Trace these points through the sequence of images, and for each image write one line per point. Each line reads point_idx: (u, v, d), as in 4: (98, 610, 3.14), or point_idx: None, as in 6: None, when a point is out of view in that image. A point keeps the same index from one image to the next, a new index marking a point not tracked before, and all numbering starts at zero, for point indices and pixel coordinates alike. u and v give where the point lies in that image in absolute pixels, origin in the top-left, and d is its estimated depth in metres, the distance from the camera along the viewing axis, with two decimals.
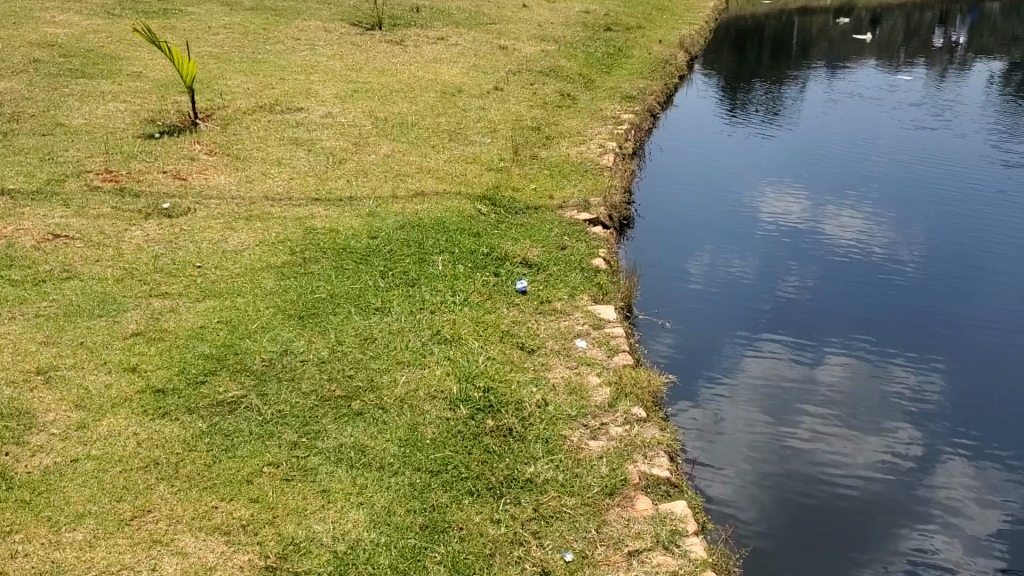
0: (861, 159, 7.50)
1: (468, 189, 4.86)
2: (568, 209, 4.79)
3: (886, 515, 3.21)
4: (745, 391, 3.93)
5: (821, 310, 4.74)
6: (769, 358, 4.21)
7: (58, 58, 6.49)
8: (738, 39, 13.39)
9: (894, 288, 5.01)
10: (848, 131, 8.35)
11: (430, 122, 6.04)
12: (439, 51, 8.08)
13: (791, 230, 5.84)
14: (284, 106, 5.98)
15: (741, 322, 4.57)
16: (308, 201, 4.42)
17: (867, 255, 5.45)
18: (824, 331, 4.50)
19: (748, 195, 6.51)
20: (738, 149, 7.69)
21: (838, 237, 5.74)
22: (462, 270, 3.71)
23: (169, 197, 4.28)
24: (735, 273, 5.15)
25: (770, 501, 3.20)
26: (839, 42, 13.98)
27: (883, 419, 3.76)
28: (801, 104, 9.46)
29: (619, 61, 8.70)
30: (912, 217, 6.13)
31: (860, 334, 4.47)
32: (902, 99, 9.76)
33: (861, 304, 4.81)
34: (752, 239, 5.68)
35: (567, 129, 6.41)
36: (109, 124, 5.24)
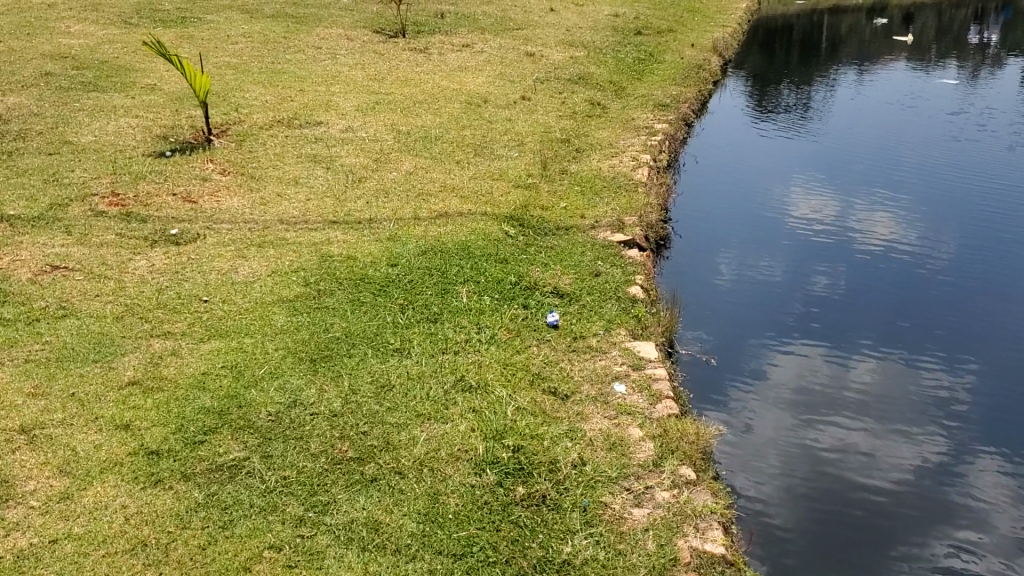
0: (893, 157, 7.28)
1: (494, 209, 4.58)
2: (601, 230, 4.49)
3: (915, 518, 3.09)
4: (771, 392, 3.81)
5: (852, 311, 4.58)
6: (799, 363, 4.06)
7: (72, 70, 6.30)
8: (766, 39, 13.05)
9: (928, 288, 4.84)
10: (878, 130, 8.12)
11: (455, 135, 5.77)
12: (464, 59, 7.81)
13: (820, 230, 5.68)
14: (302, 120, 5.73)
15: (769, 325, 4.41)
16: (324, 225, 4.16)
17: (900, 255, 5.27)
18: (856, 335, 4.34)
19: (775, 194, 6.37)
20: (766, 149, 7.54)
21: (867, 234, 5.59)
22: (488, 302, 3.42)
23: (177, 222, 4.03)
24: (761, 273, 5.03)
25: (795, 506, 3.09)
26: (869, 40, 13.62)
27: (917, 424, 3.60)
28: (832, 104, 9.16)
29: (650, 67, 8.38)
30: (945, 215, 5.94)
31: (894, 337, 4.30)
32: (938, 99, 9.40)
33: (893, 304, 4.64)
34: (781, 241, 5.50)
35: (598, 141, 6.10)
36: (120, 141, 5.01)
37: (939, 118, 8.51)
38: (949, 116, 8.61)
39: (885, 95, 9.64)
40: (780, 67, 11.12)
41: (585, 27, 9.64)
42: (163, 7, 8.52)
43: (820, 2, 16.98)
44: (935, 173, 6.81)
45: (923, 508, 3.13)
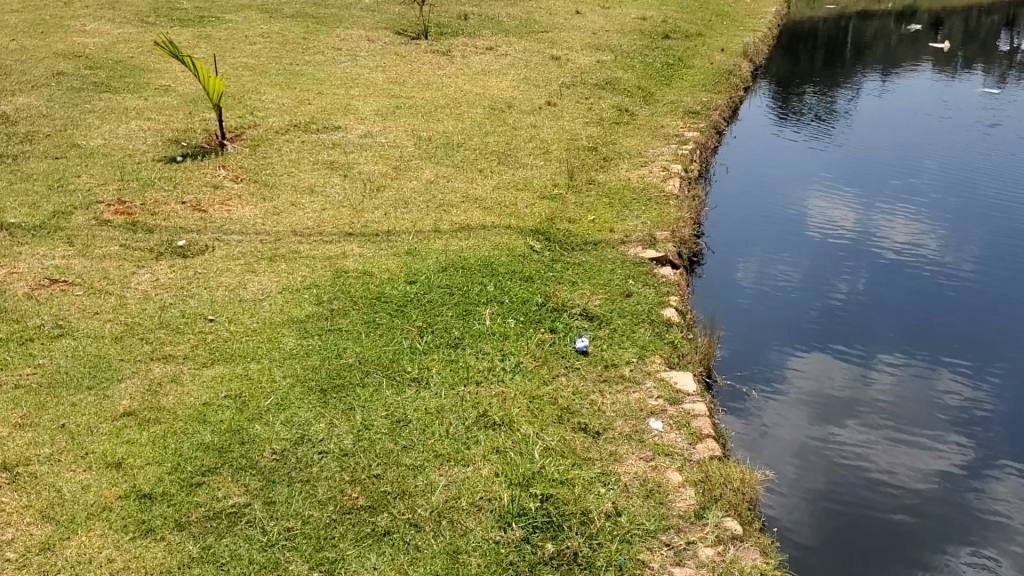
0: (918, 159, 7.10)
1: (519, 221, 4.35)
2: (631, 245, 4.24)
3: (936, 525, 2.95)
4: (790, 394, 3.67)
5: (874, 313, 4.43)
6: (819, 364, 3.92)
7: (85, 70, 6.12)
8: (791, 42, 12.79)
9: (954, 292, 4.69)
10: (904, 133, 7.94)
11: (477, 141, 5.55)
12: (488, 62, 7.59)
13: (842, 231, 5.53)
14: (319, 124, 5.52)
15: (790, 326, 4.27)
16: (340, 238, 3.94)
17: (925, 258, 5.12)
18: (878, 337, 4.20)
19: (796, 195, 6.23)
20: (788, 149, 7.39)
21: (889, 236, 5.45)
22: (513, 325, 3.19)
23: (184, 232, 3.83)
24: (781, 274, 4.89)
25: (814, 507, 2.96)
26: (896, 45, 13.33)
27: (943, 430, 3.46)
28: (857, 107, 8.94)
29: (679, 72, 8.13)
30: (970, 219, 5.78)
31: (918, 341, 4.16)
32: (966, 104, 9.15)
33: (916, 307, 4.50)
34: (801, 243, 5.36)
35: (626, 149, 5.86)
36: (129, 145, 4.81)
37: (965, 122, 8.33)
38: (976, 121, 8.40)
39: (911, 99, 9.37)
40: (805, 70, 10.88)
41: (611, 31, 9.41)
42: (181, 6, 8.35)
43: (848, 7, 16.67)
44: (961, 177, 6.63)
45: (947, 517, 2.99)
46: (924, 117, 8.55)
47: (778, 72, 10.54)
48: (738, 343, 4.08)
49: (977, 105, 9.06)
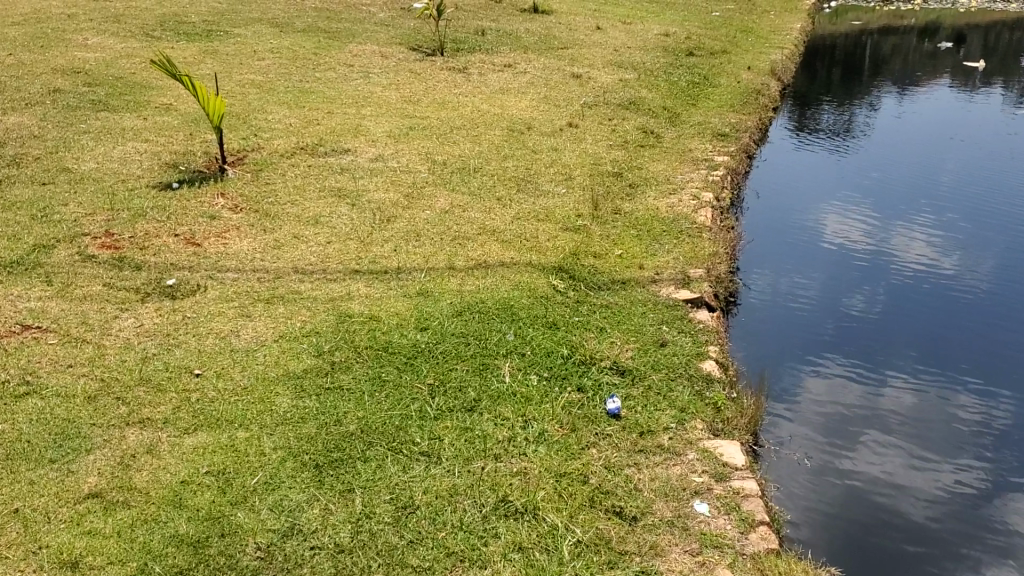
0: (936, 171, 6.95)
1: (541, 255, 4.00)
2: (663, 284, 3.89)
3: (956, 555, 2.82)
4: (803, 412, 3.54)
5: (889, 327, 4.29)
6: (833, 381, 3.79)
7: (83, 86, 5.83)
8: (813, 56, 12.46)
9: (972, 304, 4.54)
10: (924, 146, 7.77)
11: (495, 166, 5.21)
12: (506, 80, 7.27)
13: (858, 241, 5.38)
14: (327, 147, 5.20)
15: (803, 340, 4.13)
16: (345, 276, 3.61)
17: (943, 268, 4.96)
18: (894, 352, 4.06)
19: (812, 205, 6.08)
20: (804, 158, 7.23)
21: (905, 245, 5.31)
22: (536, 383, 2.83)
23: (175, 271, 3.51)
24: (794, 284, 4.74)
25: (830, 535, 2.82)
26: (920, 61, 12.99)
27: (955, 452, 3.34)
28: (880, 122, 8.66)
29: (705, 92, 7.79)
30: (989, 229, 5.62)
31: (934, 357, 4.02)
32: (988, 118, 8.89)
33: (933, 321, 4.35)
34: (816, 253, 5.22)
35: (653, 175, 5.51)
36: (123, 170, 4.50)
37: (985, 135, 8.16)
38: (996, 135, 8.18)
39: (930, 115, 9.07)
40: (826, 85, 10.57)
41: (632, 47, 9.08)
42: (189, 21, 8.08)
43: (871, 23, 16.33)
44: (980, 188, 6.47)
45: (958, 544, 2.88)
46: (942, 132, 8.28)
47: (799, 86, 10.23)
48: (751, 358, 3.94)
49: (1000, 120, 8.81)
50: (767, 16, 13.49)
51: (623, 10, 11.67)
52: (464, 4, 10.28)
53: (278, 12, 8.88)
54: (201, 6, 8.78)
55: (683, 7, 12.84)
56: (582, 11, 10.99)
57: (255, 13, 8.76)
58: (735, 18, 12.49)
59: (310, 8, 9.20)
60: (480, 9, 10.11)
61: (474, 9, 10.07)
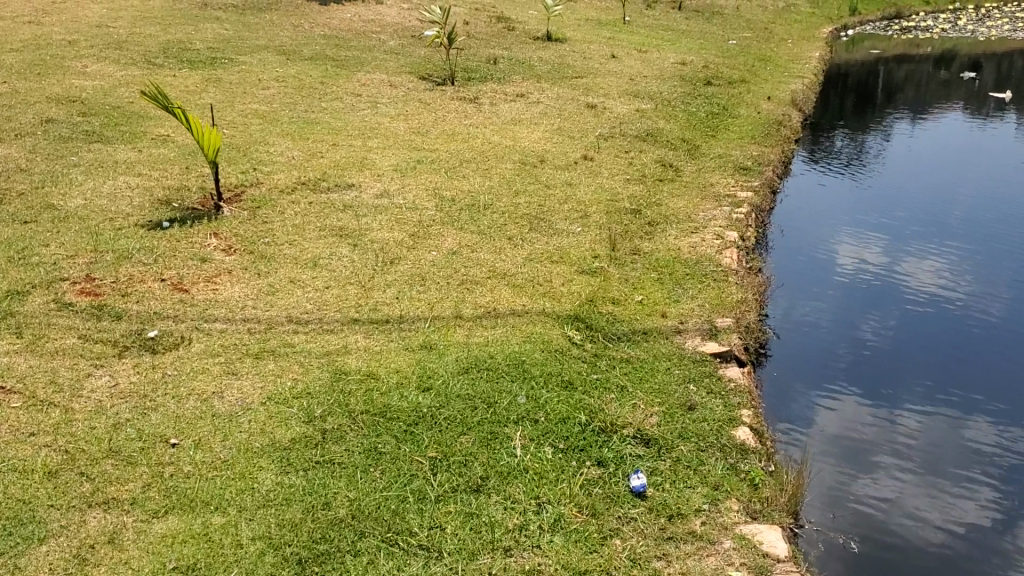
0: (948, 195, 6.86)
1: (556, 301, 3.71)
2: (688, 336, 3.60)
3: None
4: (816, 440, 3.44)
5: (902, 351, 4.20)
6: (846, 408, 3.69)
7: (78, 116, 5.60)
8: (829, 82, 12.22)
9: (988, 329, 4.42)
10: (937, 171, 7.66)
11: (506, 202, 4.93)
12: (519, 111, 7.02)
13: (871, 264, 5.27)
14: (330, 182, 4.93)
15: (815, 365, 4.02)
16: (343, 326, 3.33)
17: (959, 293, 4.84)
18: (909, 377, 3.97)
19: (824, 226, 5.99)
20: (816, 179, 7.14)
21: (918, 267, 5.22)
22: (550, 456, 2.54)
23: (159, 321, 3.24)
24: (807, 305, 4.64)
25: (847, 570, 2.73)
26: (938, 89, 12.76)
27: (970, 484, 3.26)
28: (897, 150, 8.47)
29: (724, 123, 7.52)
30: (1004, 254, 5.50)
31: (949, 384, 3.93)
32: (1002, 144, 8.76)
33: (947, 346, 4.26)
34: (828, 273, 5.11)
35: (673, 211, 5.23)
36: (112, 207, 4.25)
37: (997, 159, 8.08)
38: (1009, 160, 8.07)
39: (942, 142, 8.90)
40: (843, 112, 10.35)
41: (648, 76, 8.83)
42: (193, 48, 7.87)
43: (887, 51, 16.11)
44: (994, 211, 6.39)
45: None
46: (955, 158, 8.18)
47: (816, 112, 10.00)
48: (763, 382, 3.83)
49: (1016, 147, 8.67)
50: (784, 44, 13.24)
51: (638, 38, 11.45)
52: (475, 31, 10.06)
53: (285, 40, 8.67)
54: (207, 33, 8.59)
55: (699, 34, 12.62)
56: (596, 39, 10.77)
57: (262, 40, 8.55)
58: (752, 46, 12.25)
59: (318, 36, 8.99)
60: (492, 37, 9.89)
61: (486, 37, 9.85)
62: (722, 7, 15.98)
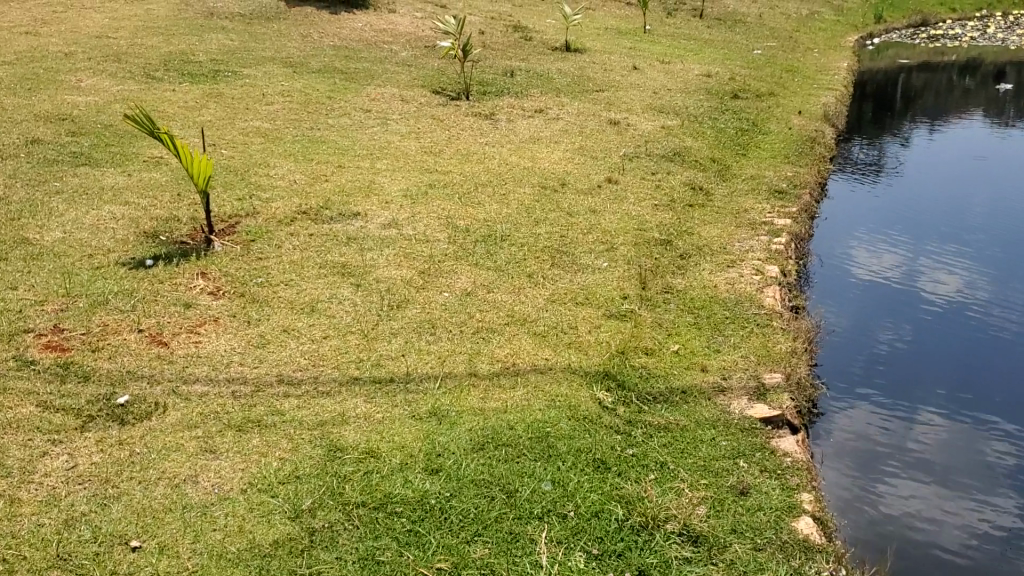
0: (965, 204, 6.78)
1: (582, 354, 3.30)
2: (733, 396, 3.18)
3: None
4: (831, 450, 3.39)
5: (917, 359, 4.15)
6: (862, 418, 3.65)
7: (67, 136, 5.23)
8: (858, 91, 11.78)
9: (1004, 339, 4.38)
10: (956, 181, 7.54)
11: (525, 233, 4.53)
12: (537, 128, 6.62)
13: (888, 273, 5.20)
14: (333, 210, 4.54)
15: (832, 373, 3.96)
16: (340, 387, 2.93)
17: (975, 304, 4.77)
18: (924, 388, 3.92)
19: (840, 232, 5.92)
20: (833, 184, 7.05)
21: (933, 276, 5.17)
22: (581, 567, 2.16)
23: (131, 383, 2.84)
24: (823, 312, 4.59)
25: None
26: (969, 98, 12.31)
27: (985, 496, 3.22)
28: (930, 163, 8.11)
29: (754, 140, 7.10)
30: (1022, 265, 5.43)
31: (965, 394, 3.88)
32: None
33: (962, 355, 4.22)
34: (843, 280, 5.06)
35: (706, 241, 4.81)
36: (92, 241, 3.86)
37: (1014, 166, 7.98)
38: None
39: (966, 151, 8.65)
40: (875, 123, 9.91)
41: (673, 89, 8.41)
42: (196, 60, 7.51)
43: (914, 58, 15.65)
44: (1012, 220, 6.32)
45: None
46: (972, 166, 8.06)
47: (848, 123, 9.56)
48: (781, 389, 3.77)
49: None
50: (811, 54, 12.79)
51: (660, 48, 11.03)
52: (490, 41, 9.67)
53: (293, 51, 8.30)
54: (212, 44, 8.23)
55: (722, 44, 12.19)
56: (616, 49, 10.35)
57: (269, 52, 8.18)
58: (777, 55, 11.81)
59: (327, 47, 8.62)
60: (508, 47, 9.50)
61: (502, 47, 9.46)
62: (744, 15, 15.54)
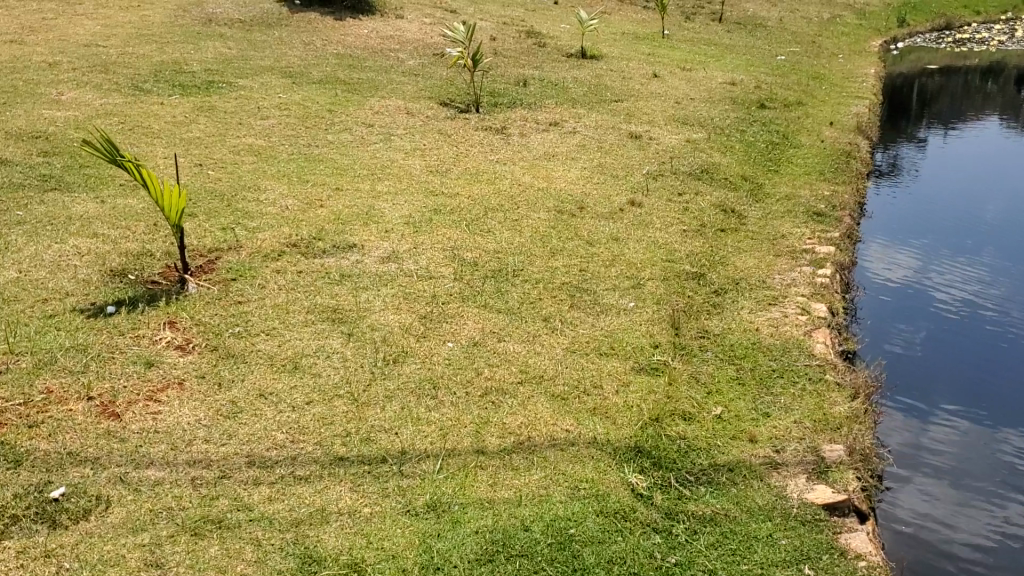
0: (979, 206, 6.68)
1: (609, 421, 2.81)
2: (789, 475, 2.70)
3: None
4: None
5: (931, 360, 4.07)
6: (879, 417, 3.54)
7: (38, 156, 4.78)
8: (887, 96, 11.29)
9: (1016, 339, 4.31)
10: (971, 183, 7.41)
11: (542, 266, 4.04)
12: (552, 143, 6.15)
13: (899, 274, 5.10)
14: (326, 241, 4.07)
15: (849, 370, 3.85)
16: (323, 470, 2.45)
17: (987, 305, 4.70)
18: (938, 389, 3.83)
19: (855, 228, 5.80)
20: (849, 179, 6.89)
21: (943, 278, 5.10)
22: None
23: (71, 469, 2.37)
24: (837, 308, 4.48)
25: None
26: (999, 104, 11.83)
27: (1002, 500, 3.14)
28: (960, 171, 7.78)
29: (786, 156, 6.60)
30: None
31: (979, 395, 3.80)
32: None
33: (975, 354, 4.14)
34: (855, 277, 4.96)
35: (742, 274, 4.32)
36: (49, 283, 3.40)
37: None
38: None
39: (982, 154, 8.45)
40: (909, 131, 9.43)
41: (696, 99, 7.92)
42: (188, 70, 7.06)
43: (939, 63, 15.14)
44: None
45: None
46: (985, 167, 7.95)
47: (883, 132, 9.07)
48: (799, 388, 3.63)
49: None
50: (836, 60, 12.28)
51: (679, 54, 10.54)
52: (502, 48, 9.20)
53: (293, 60, 7.85)
54: (208, 53, 7.79)
55: (743, 50, 11.69)
56: (634, 56, 9.87)
57: (267, 61, 7.73)
58: (801, 62, 11.30)
59: (330, 56, 8.17)
60: (520, 55, 9.02)
61: (514, 55, 8.98)
62: (764, 18, 15.03)
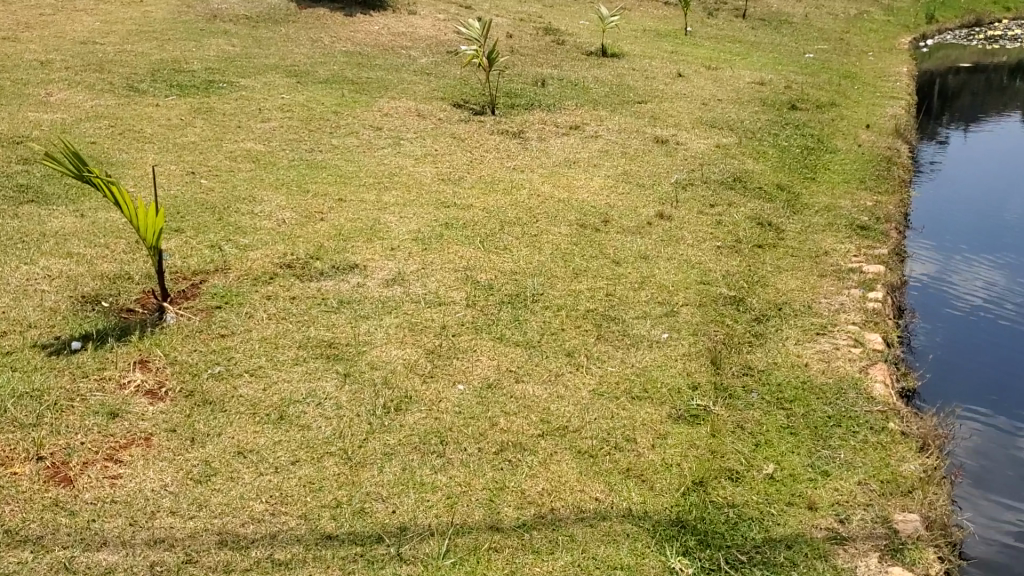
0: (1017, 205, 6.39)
1: (645, 487, 2.42)
2: (859, 552, 2.30)
3: None
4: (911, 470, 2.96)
5: (979, 369, 3.79)
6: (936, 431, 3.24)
7: (17, 164, 4.41)
8: (920, 94, 10.83)
9: None
10: (1006, 181, 7.11)
11: (563, 290, 3.64)
12: (572, 149, 5.75)
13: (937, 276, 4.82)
14: (325, 260, 3.68)
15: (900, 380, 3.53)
16: (308, 553, 2.07)
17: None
18: (992, 399, 3.55)
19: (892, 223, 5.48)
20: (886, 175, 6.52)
21: (983, 281, 4.82)
22: None
23: (7, 553, 1.99)
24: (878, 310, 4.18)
25: None
26: None
27: None
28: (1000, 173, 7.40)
29: (822, 162, 6.17)
30: None
31: None
32: None
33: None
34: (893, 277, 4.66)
35: (784, 298, 3.91)
36: (11, 312, 3.02)
37: None
38: None
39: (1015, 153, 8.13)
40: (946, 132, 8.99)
41: (723, 100, 7.50)
42: (188, 69, 6.69)
43: (970, 60, 14.64)
44: None
45: None
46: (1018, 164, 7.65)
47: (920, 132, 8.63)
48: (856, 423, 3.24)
49: None
50: (866, 57, 11.81)
51: (703, 52, 10.10)
52: (518, 46, 8.80)
53: (299, 58, 7.47)
54: (210, 50, 7.42)
55: (769, 47, 11.24)
56: (656, 54, 9.44)
57: (271, 59, 7.35)
58: (830, 60, 10.84)
59: (338, 54, 7.79)
60: (537, 53, 8.61)
61: (531, 53, 8.57)
62: (788, 14, 14.54)
